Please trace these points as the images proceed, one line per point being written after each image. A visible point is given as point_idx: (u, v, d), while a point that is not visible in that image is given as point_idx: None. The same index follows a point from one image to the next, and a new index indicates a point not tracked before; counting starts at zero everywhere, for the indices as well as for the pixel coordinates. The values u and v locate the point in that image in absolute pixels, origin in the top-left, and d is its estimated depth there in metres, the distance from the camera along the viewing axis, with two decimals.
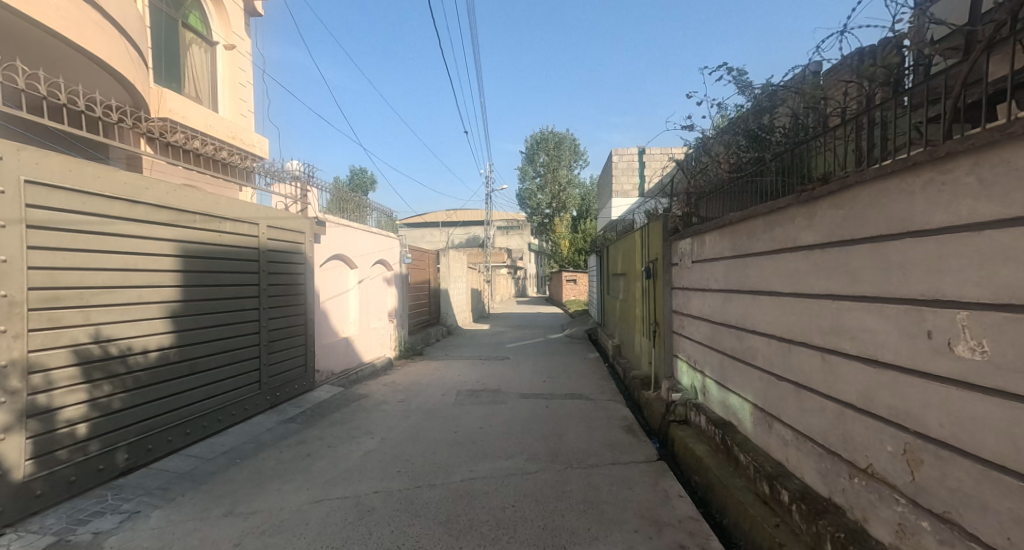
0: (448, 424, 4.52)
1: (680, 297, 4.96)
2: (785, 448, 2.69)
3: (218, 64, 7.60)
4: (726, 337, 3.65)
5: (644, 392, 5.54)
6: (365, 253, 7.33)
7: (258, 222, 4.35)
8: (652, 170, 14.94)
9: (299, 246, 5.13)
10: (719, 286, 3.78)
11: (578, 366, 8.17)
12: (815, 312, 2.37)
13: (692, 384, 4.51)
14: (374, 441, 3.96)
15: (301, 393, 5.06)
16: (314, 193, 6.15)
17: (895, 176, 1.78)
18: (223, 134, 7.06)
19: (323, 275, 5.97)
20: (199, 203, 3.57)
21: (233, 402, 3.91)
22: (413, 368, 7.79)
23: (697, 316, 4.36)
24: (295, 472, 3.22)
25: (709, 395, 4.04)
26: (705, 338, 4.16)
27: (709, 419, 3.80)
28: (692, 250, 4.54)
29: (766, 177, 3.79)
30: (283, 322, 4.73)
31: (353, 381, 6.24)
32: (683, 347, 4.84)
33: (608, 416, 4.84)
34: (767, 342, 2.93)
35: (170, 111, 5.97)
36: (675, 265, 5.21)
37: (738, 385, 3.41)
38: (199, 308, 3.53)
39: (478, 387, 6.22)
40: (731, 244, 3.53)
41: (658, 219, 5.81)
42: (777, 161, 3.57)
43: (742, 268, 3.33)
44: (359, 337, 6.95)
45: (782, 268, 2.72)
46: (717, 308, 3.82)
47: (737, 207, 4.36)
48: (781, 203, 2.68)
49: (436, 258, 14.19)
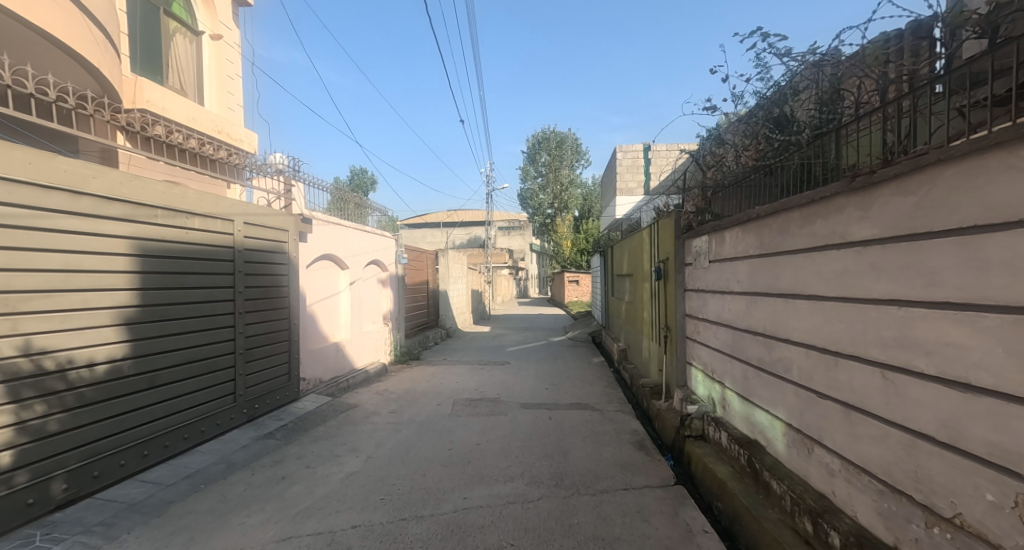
0: (442, 439, 4.12)
1: (694, 300, 4.57)
2: (831, 479, 2.29)
3: (204, 56, 7.26)
4: (751, 345, 3.25)
5: (655, 402, 5.15)
6: (358, 253, 6.96)
7: (234, 218, 3.97)
8: (658, 168, 14.58)
9: (281, 246, 4.75)
10: (742, 288, 3.38)
11: (582, 371, 7.78)
12: (872, 321, 1.97)
13: (709, 395, 4.11)
14: (358, 460, 3.56)
15: (284, 404, 4.68)
16: (300, 188, 5.76)
17: (1000, 148, 1.38)
18: (208, 128, 6.70)
19: (311, 277, 5.61)
20: (161, 197, 3.19)
21: (203, 418, 3.52)
22: (409, 374, 7.39)
23: (715, 321, 3.97)
24: (265, 500, 2.84)
25: (730, 408, 3.64)
26: (725, 346, 3.76)
27: (731, 437, 3.40)
28: (709, 248, 4.14)
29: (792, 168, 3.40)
30: (263, 328, 4.35)
31: (342, 390, 5.86)
32: (699, 354, 4.44)
33: (617, 430, 4.43)
34: (805, 353, 2.53)
35: (148, 102, 5.60)
36: (688, 265, 4.81)
37: (766, 400, 3.00)
38: (160, 314, 3.15)
39: (476, 396, 5.82)
40: (757, 242, 3.13)
41: (668, 217, 5.41)
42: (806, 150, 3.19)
43: (771, 268, 2.93)
44: (351, 342, 6.57)
45: (825, 268, 2.32)
46: (740, 313, 3.43)
47: (758, 203, 3.97)
48: (824, 192, 2.27)
49: (435, 259, 13.83)
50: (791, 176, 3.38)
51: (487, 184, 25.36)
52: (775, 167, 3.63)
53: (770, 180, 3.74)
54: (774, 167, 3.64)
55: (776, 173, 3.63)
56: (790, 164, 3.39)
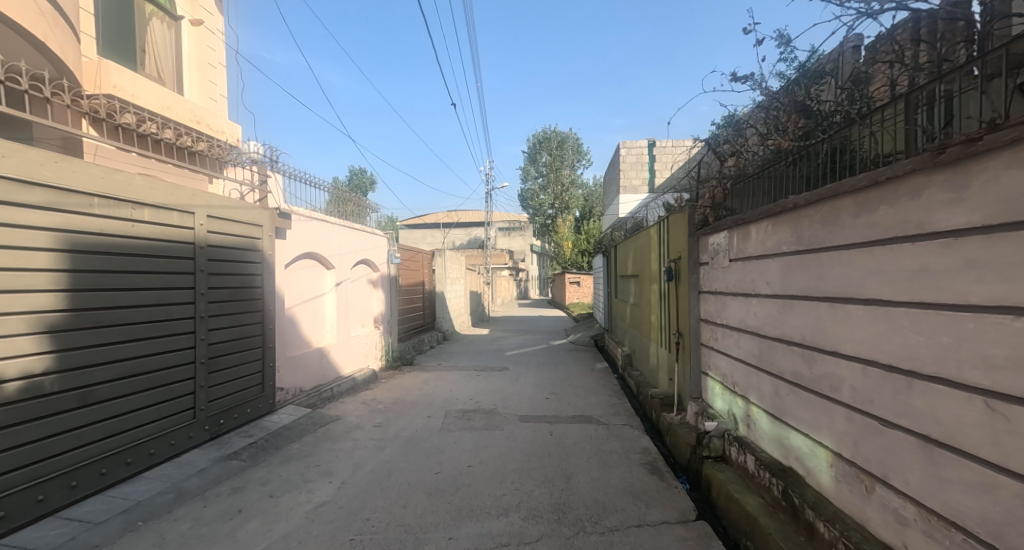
0: (430, 460, 3.67)
1: (712, 303, 4.11)
2: (902, 530, 1.81)
3: (183, 41, 6.83)
4: (785, 358, 2.79)
5: (666, 416, 4.69)
6: (345, 252, 6.52)
7: (196, 211, 3.52)
8: (664, 165, 14.16)
9: (254, 243, 4.30)
10: (774, 291, 2.93)
11: (586, 378, 7.33)
12: (969, 334, 1.50)
13: (730, 411, 3.65)
14: (330, 488, 3.10)
15: (256, 419, 4.23)
16: (277, 180, 5.29)
17: None
18: (185, 117, 6.25)
19: (291, 277, 5.16)
20: (98, 182, 2.75)
21: (153, 438, 3.07)
22: (400, 381, 6.93)
23: (738, 327, 3.51)
24: (209, 542, 2.37)
25: (757, 428, 3.18)
26: (750, 357, 3.31)
27: (760, 462, 2.93)
28: (730, 246, 3.68)
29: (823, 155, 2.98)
30: (230, 333, 3.90)
31: (325, 400, 5.41)
32: (717, 363, 3.99)
33: (625, 449, 3.97)
34: (862, 370, 2.07)
35: (115, 87, 5.17)
36: (704, 265, 4.35)
37: (805, 422, 2.54)
38: (97, 320, 2.70)
39: (470, 407, 5.36)
40: (793, 236, 2.66)
41: (680, 212, 4.96)
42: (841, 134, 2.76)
43: (812, 268, 2.48)
44: (336, 347, 6.13)
45: (893, 266, 1.84)
46: (771, 319, 2.97)
47: (781, 196, 3.52)
48: (895, 171, 1.81)
49: (432, 260, 13.39)
50: (821, 162, 2.94)
51: (486, 182, 24.94)
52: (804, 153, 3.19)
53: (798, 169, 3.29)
54: (803, 153, 3.21)
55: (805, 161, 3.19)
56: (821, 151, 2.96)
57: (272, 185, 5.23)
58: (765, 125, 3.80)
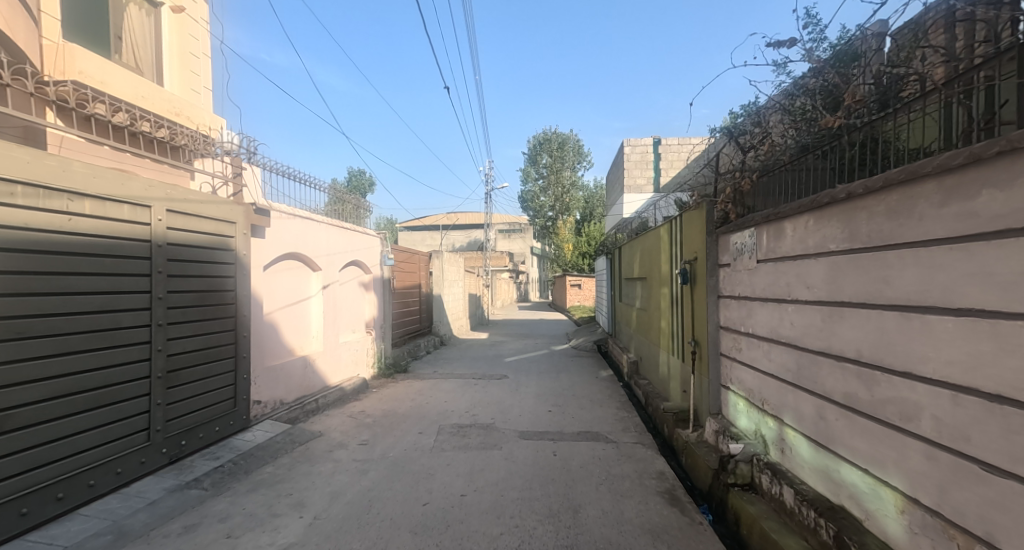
0: (418, 488, 3.23)
1: (736, 309, 3.68)
2: None
3: (163, 30, 6.44)
4: (833, 377, 2.35)
5: (682, 433, 4.26)
6: (333, 253, 6.10)
7: (154, 204, 3.10)
8: (669, 163, 13.78)
9: (226, 242, 3.89)
10: (816, 297, 2.51)
11: (591, 388, 6.90)
12: None
13: (759, 432, 3.22)
14: (299, 525, 2.66)
15: (227, 437, 3.80)
16: (253, 173, 4.88)
17: None
18: (163, 108, 5.86)
19: (271, 280, 4.74)
20: (22, 168, 2.31)
21: (93, 467, 2.63)
22: (392, 391, 6.50)
23: (769, 338, 3.09)
24: None
25: (794, 455, 2.75)
26: (785, 372, 2.87)
27: (801, 496, 2.49)
28: (756, 245, 3.26)
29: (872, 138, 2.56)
30: (196, 343, 3.48)
31: (309, 413, 5.00)
32: (741, 377, 3.56)
33: (638, 473, 3.54)
34: (950, 398, 1.64)
35: (82, 74, 4.77)
36: (725, 267, 3.93)
37: (863, 456, 2.12)
38: (19, 331, 2.27)
39: (466, 421, 4.92)
40: (846, 232, 2.23)
41: (695, 208, 4.55)
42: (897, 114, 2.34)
43: (871, 269, 2.05)
44: (322, 355, 5.72)
45: (1003, 265, 1.41)
46: (812, 329, 2.55)
47: (817, 190, 3.10)
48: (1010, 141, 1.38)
49: (430, 262, 12.98)
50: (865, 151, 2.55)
51: (486, 182, 24.54)
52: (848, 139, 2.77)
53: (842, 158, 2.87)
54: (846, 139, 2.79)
55: (849, 148, 2.77)
56: (869, 135, 2.55)
57: (248, 178, 4.83)
58: (799, 111, 3.39)
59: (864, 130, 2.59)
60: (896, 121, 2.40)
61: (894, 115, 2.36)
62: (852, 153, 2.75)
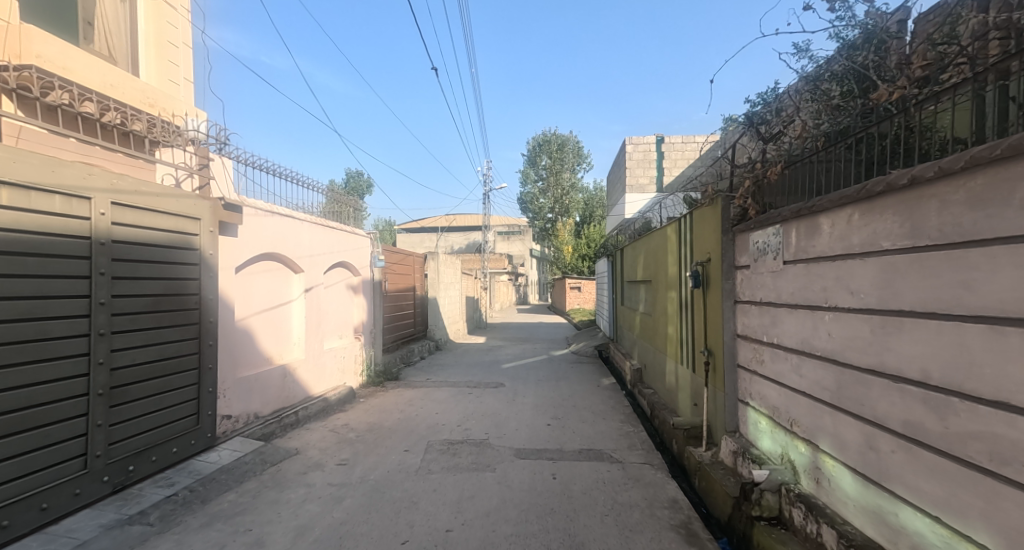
0: (398, 520, 2.83)
1: (757, 316, 3.29)
2: None
3: (139, 17, 6.05)
4: (889, 401, 1.95)
5: (695, 453, 3.86)
6: (317, 253, 5.70)
7: (94, 197, 2.71)
8: (672, 161, 13.46)
9: (189, 242, 3.50)
10: (862, 305, 2.12)
11: (592, 398, 6.50)
12: None
13: (788, 457, 2.82)
14: None
15: (187, 460, 3.39)
16: (223, 165, 4.52)
17: None
18: (135, 99, 5.48)
19: (245, 283, 4.35)
20: None
21: (11, 503, 2.21)
22: (380, 401, 6.10)
23: (801, 351, 2.69)
24: None
25: (833, 487, 2.35)
26: (821, 391, 2.47)
27: (845, 541, 2.08)
28: (784, 244, 2.87)
29: (913, 126, 2.21)
30: (149, 354, 3.08)
31: (287, 427, 4.60)
32: (764, 392, 3.17)
33: (648, 501, 3.14)
34: None
35: (39, 57, 4.37)
36: (743, 269, 3.54)
37: (932, 500, 1.72)
38: None
39: (457, 437, 4.51)
40: (906, 226, 1.83)
41: (707, 205, 4.18)
42: (943, 97, 2.00)
43: (944, 269, 1.65)
44: (304, 363, 5.32)
45: None
46: (857, 341, 2.16)
47: (843, 185, 2.74)
48: None
49: (426, 264, 12.60)
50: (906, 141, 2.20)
51: (485, 183, 24.20)
52: (882, 127, 2.42)
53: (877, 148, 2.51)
54: (878, 128, 2.44)
55: (882, 138, 2.41)
56: (911, 122, 2.20)
57: (216, 170, 4.47)
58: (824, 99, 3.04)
59: (902, 119, 2.25)
60: (941, 106, 2.06)
61: (938, 99, 2.02)
62: (886, 143, 2.39)
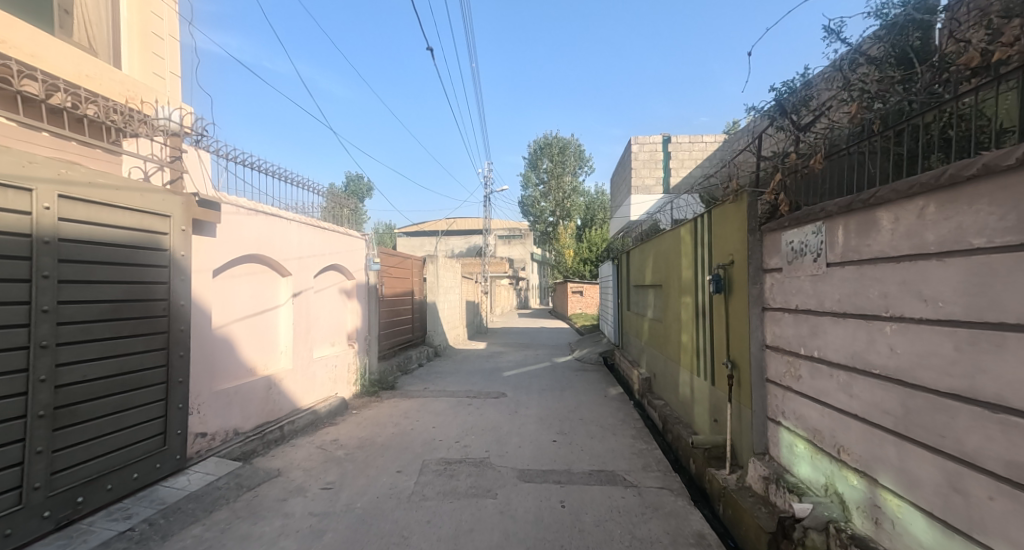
0: None
1: (791, 324, 2.93)
2: None
3: (122, 7, 5.73)
4: (984, 434, 1.57)
5: (718, 476, 3.48)
6: (307, 255, 5.34)
7: (36, 188, 2.36)
8: (679, 162, 13.09)
9: (158, 241, 3.15)
10: (941, 314, 1.75)
11: (600, 409, 6.13)
12: None
13: (835, 489, 2.45)
14: None
15: (149, 487, 3.01)
16: (198, 158, 4.20)
17: None
18: (114, 91, 5.16)
19: (224, 287, 3.99)
20: None
21: None
22: (374, 413, 5.73)
23: (851, 366, 2.33)
24: None
25: (897, 532, 1.98)
26: (881, 416, 2.10)
27: None
28: (828, 244, 2.51)
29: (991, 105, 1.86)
30: (105, 368, 2.72)
31: (269, 444, 4.24)
32: (802, 411, 2.80)
33: (671, 537, 2.76)
34: None
35: (5, 42, 4.05)
36: (773, 272, 3.18)
37: None
38: None
39: (455, 456, 4.14)
40: (1008, 218, 1.46)
41: (729, 202, 3.80)
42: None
43: None
44: (291, 373, 4.95)
45: None
46: (934, 359, 1.78)
47: (892, 179, 2.39)
48: None
49: (427, 268, 12.27)
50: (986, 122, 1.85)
51: (486, 186, 23.94)
52: (943, 111, 2.08)
53: (933, 136, 2.18)
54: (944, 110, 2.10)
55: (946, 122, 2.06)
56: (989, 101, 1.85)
57: (189, 162, 4.16)
58: (857, 86, 2.73)
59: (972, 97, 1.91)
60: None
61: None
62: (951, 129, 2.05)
